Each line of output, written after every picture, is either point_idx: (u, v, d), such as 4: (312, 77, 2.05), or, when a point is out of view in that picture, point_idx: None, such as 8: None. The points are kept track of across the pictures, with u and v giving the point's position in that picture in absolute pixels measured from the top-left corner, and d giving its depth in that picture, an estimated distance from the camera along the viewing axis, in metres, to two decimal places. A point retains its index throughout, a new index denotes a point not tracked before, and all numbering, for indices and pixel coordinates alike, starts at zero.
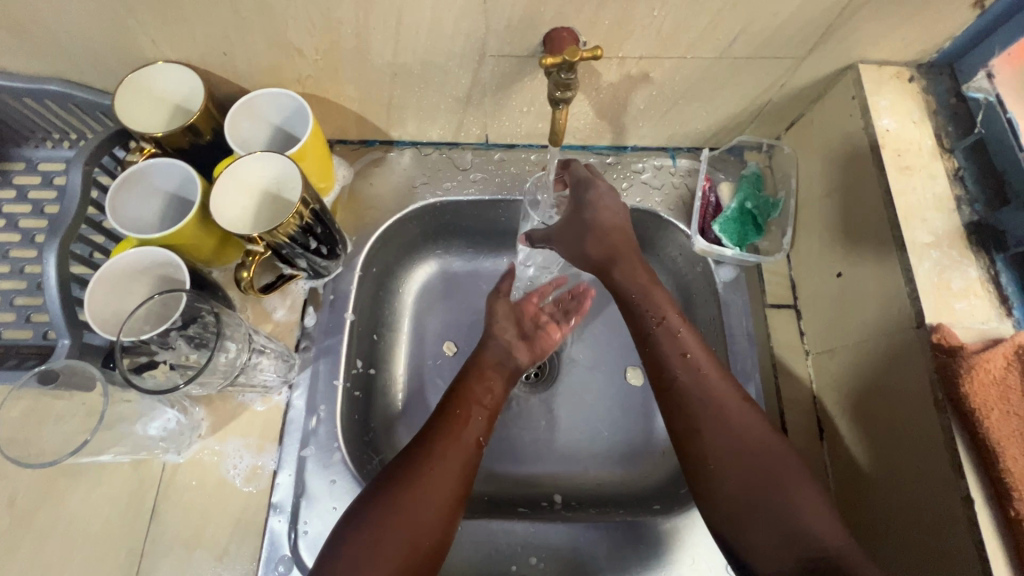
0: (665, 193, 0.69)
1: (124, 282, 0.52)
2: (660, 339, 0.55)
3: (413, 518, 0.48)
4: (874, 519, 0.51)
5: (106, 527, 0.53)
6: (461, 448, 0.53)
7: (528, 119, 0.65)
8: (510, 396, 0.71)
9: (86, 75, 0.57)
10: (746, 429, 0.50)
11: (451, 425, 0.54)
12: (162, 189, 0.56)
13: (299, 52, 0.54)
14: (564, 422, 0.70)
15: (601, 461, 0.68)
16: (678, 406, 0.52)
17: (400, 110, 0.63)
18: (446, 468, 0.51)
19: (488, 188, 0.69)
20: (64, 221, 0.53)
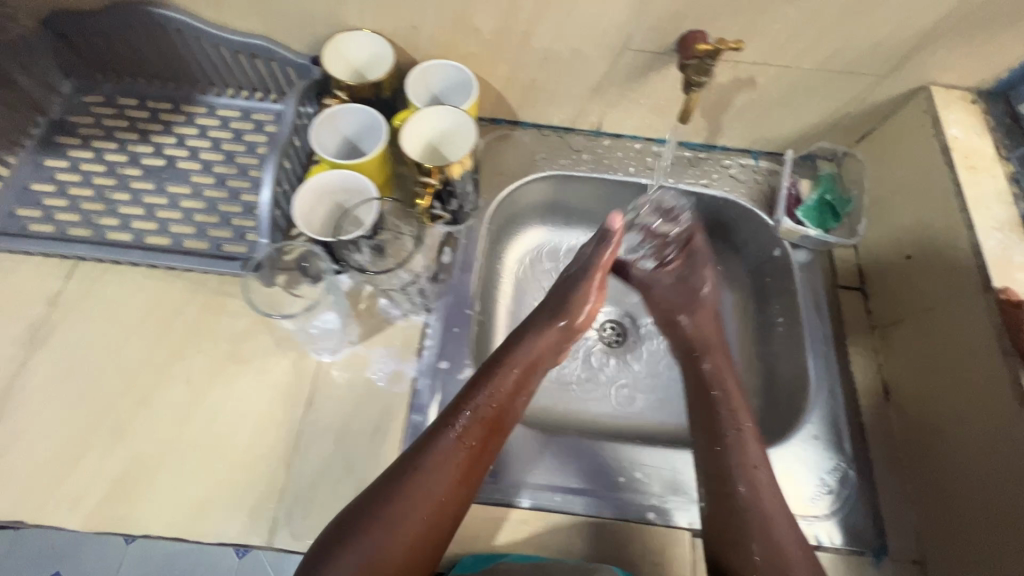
0: (749, 187, 0.80)
1: (317, 198, 0.62)
2: (731, 448, 0.59)
3: (387, 544, 0.49)
4: (941, 464, 0.59)
5: (268, 409, 0.61)
6: (440, 487, 0.52)
7: (641, 111, 0.76)
8: (597, 353, 0.83)
9: (290, 34, 0.69)
10: (774, 531, 0.55)
11: (432, 449, 0.54)
12: (349, 128, 0.68)
13: (475, 30, 0.66)
14: (641, 379, 0.82)
15: (675, 411, 0.79)
16: (722, 497, 0.57)
17: (537, 92, 0.75)
18: (421, 503, 0.51)
19: (597, 168, 0.80)
20: (279, 141, 0.63)
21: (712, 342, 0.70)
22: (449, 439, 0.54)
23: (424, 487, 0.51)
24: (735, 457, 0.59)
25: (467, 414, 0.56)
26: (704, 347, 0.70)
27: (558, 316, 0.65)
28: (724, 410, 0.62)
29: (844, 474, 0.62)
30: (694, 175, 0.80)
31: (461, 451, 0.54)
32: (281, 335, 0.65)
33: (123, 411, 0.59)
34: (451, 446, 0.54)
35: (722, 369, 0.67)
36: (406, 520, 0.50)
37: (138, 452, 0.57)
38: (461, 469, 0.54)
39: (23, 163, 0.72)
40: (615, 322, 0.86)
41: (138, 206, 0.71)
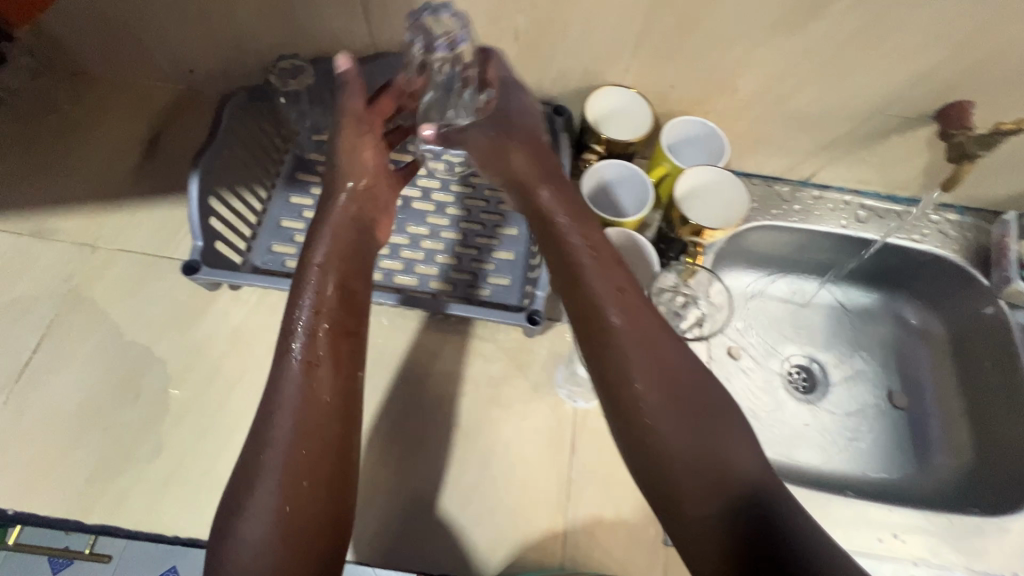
0: (961, 243, 0.80)
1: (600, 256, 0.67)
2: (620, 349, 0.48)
3: (265, 490, 0.47)
4: None
5: (536, 452, 0.64)
6: (318, 416, 0.50)
7: (862, 166, 0.78)
8: (790, 398, 0.85)
9: (541, 85, 0.71)
10: (687, 464, 0.44)
11: (276, 383, 0.51)
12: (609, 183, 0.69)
13: (731, 91, 0.68)
14: (833, 427, 0.84)
15: (875, 462, 0.81)
16: (644, 430, 0.46)
17: (761, 146, 0.77)
18: (280, 433, 0.49)
19: (808, 220, 0.81)
20: None
21: (586, 258, 0.53)
22: (295, 371, 0.52)
23: (300, 403, 0.50)
24: (636, 382, 0.47)
25: (322, 329, 0.54)
26: (577, 271, 0.53)
27: (346, 178, 0.64)
28: (632, 327, 0.49)
29: None
30: (905, 229, 0.81)
31: (296, 369, 0.51)
32: (535, 380, 0.67)
33: (403, 451, 0.63)
34: (303, 379, 0.51)
35: (624, 285, 0.52)
36: (271, 453, 0.49)
37: (423, 492, 0.61)
38: (327, 396, 0.52)
39: (274, 199, 0.75)
40: (801, 368, 0.87)
41: (383, 245, 0.74)
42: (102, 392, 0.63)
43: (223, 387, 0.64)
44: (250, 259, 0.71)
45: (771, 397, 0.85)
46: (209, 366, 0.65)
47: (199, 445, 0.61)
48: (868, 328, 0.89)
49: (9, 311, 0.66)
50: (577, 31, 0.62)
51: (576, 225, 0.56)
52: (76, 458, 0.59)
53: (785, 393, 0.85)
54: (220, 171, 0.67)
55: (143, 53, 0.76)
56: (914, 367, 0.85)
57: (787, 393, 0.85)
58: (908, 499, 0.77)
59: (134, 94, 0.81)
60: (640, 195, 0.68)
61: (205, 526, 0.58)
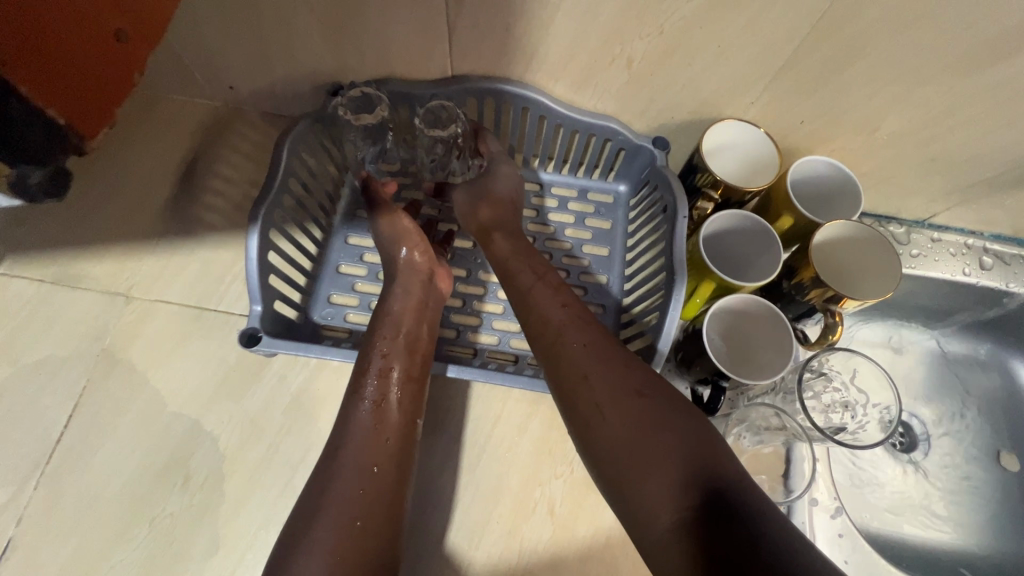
0: None
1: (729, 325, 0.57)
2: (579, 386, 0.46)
3: (320, 528, 0.41)
4: None
5: None
6: (380, 450, 0.46)
7: (996, 209, 0.69)
8: (889, 459, 0.77)
9: (644, 116, 0.62)
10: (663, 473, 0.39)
11: (343, 423, 0.48)
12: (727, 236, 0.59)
13: (872, 130, 0.58)
14: (939, 494, 0.76)
15: (988, 535, 0.73)
16: (615, 460, 0.42)
17: (886, 185, 0.67)
18: (349, 475, 0.44)
19: (924, 266, 0.73)
20: (676, 259, 0.56)
21: (556, 312, 0.51)
22: (364, 412, 0.48)
23: (367, 439, 0.46)
24: (602, 415, 0.44)
25: (395, 371, 0.51)
26: (552, 322, 0.51)
27: (400, 247, 0.61)
28: (597, 359, 0.47)
29: None
30: None
31: (364, 408, 0.48)
32: None
33: (492, 545, 0.55)
34: (373, 416, 0.48)
35: (592, 337, 0.49)
36: (340, 486, 0.43)
37: None
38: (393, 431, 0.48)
39: (330, 240, 0.66)
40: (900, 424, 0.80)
41: (456, 295, 0.65)
42: (150, 475, 0.54)
43: (285, 468, 0.56)
44: (307, 314, 0.62)
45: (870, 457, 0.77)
46: (267, 441, 0.57)
47: (261, 538, 0.53)
48: (976, 381, 0.81)
49: (38, 374, 0.58)
50: (706, 61, 0.52)
51: (547, 286, 0.54)
52: (123, 555, 0.52)
53: (884, 453, 0.78)
54: (279, 214, 0.58)
55: (179, 68, 0.66)
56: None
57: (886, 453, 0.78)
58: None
59: (168, 112, 0.71)
60: (763, 253, 0.58)
61: None
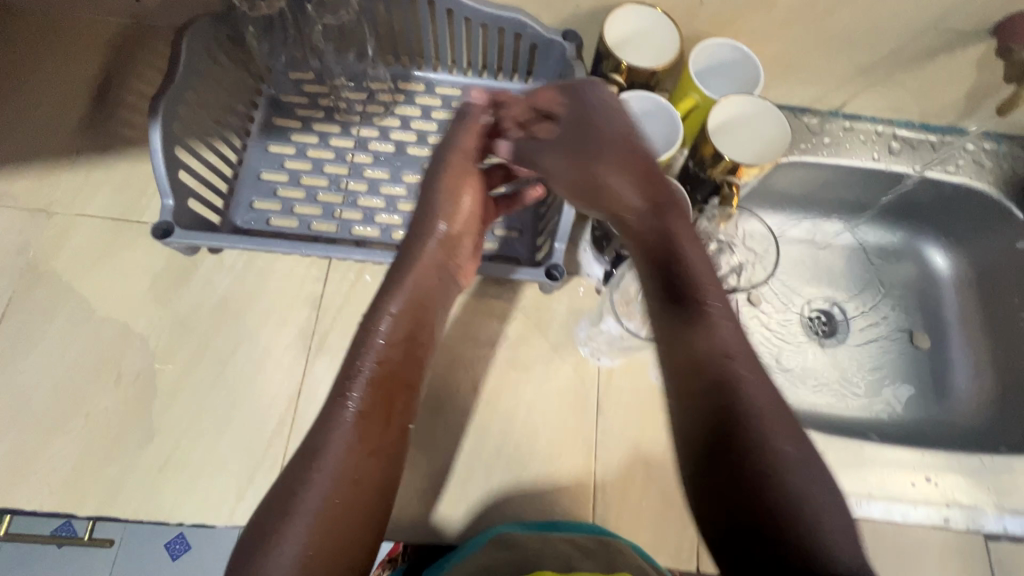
0: (997, 173, 0.75)
1: None
2: (699, 338, 0.40)
3: (299, 520, 0.38)
4: None
5: (560, 415, 0.60)
6: (359, 461, 0.41)
7: (899, 92, 0.71)
8: (810, 343, 0.81)
9: (552, 6, 0.62)
10: (733, 453, 0.36)
11: (326, 424, 0.43)
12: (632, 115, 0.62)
13: (769, 7, 0.60)
14: (855, 373, 0.80)
15: (899, 407, 0.78)
16: (705, 443, 0.37)
17: (793, 72, 0.69)
18: (318, 483, 0.40)
19: (838, 154, 0.75)
20: None
21: (701, 274, 0.43)
22: (348, 417, 0.43)
23: (349, 444, 0.42)
24: (705, 387, 0.38)
25: (377, 370, 0.46)
26: (693, 286, 0.43)
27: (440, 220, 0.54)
28: (738, 336, 0.40)
29: None
30: (938, 161, 0.76)
31: (349, 415, 0.43)
32: (555, 340, 0.63)
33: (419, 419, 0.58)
34: (356, 424, 0.43)
35: (721, 307, 0.41)
36: (312, 496, 0.39)
37: (443, 461, 0.58)
38: (373, 443, 0.43)
39: (251, 150, 0.67)
40: (823, 311, 0.83)
41: (378, 197, 0.66)
42: (81, 375, 0.56)
43: (215, 363, 0.58)
44: (229, 219, 0.64)
45: (791, 343, 0.82)
46: (198, 338, 0.59)
47: (196, 425, 0.56)
48: (893, 265, 0.84)
49: None
50: None
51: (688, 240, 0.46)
52: (61, 447, 0.54)
53: (805, 337, 0.82)
54: (188, 117, 0.59)
55: None
56: (938, 301, 0.82)
57: (807, 337, 0.82)
58: (933, 439, 0.75)
59: (73, 29, 0.70)
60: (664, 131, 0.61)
61: (213, 513, 0.53)
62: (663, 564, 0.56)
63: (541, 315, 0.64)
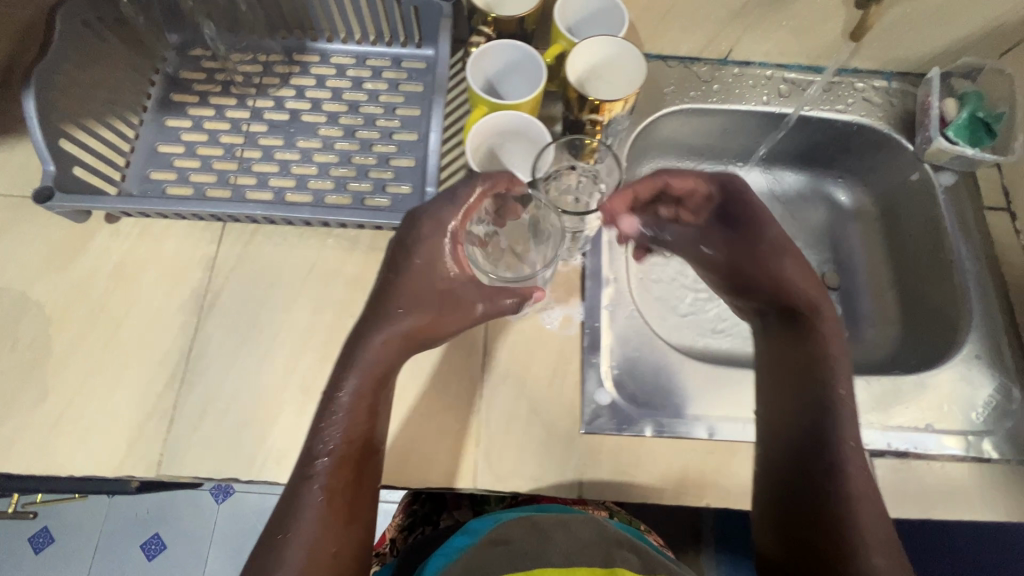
0: (885, 110, 0.77)
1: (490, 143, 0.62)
2: (847, 409, 0.52)
3: (291, 549, 0.44)
4: None
5: (447, 359, 0.61)
6: (337, 481, 0.47)
7: (781, 34, 0.73)
8: None
9: None
10: (863, 485, 0.49)
11: (309, 458, 0.48)
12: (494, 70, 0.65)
13: None
14: None
15: None
16: (800, 463, 0.51)
17: (672, 19, 0.71)
18: (309, 512, 0.45)
19: (730, 99, 0.77)
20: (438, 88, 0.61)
21: (836, 350, 0.55)
22: (330, 448, 0.47)
23: (331, 476, 0.47)
24: (850, 440, 0.50)
25: (359, 409, 0.49)
26: (827, 359, 0.54)
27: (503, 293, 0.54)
28: (846, 404, 0.52)
29: (1010, 390, 0.64)
30: (829, 101, 0.78)
31: (324, 451, 0.47)
32: None
33: (308, 368, 0.60)
34: (335, 458, 0.47)
35: (839, 367, 0.54)
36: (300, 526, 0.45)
37: None
38: (344, 471, 0.47)
39: (148, 124, 0.69)
40: None
41: (272, 163, 0.69)
42: None
43: (110, 326, 0.60)
44: (125, 189, 0.66)
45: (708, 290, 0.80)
46: (93, 302, 0.61)
47: (90, 385, 0.58)
48: (800, 209, 0.86)
49: None
50: None
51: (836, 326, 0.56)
52: None
53: None
54: (72, 92, 0.61)
55: None
56: (841, 239, 0.84)
57: None
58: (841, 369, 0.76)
59: None
60: (529, 70, 0.63)
61: (105, 464, 0.55)
62: (548, 494, 0.57)
63: None
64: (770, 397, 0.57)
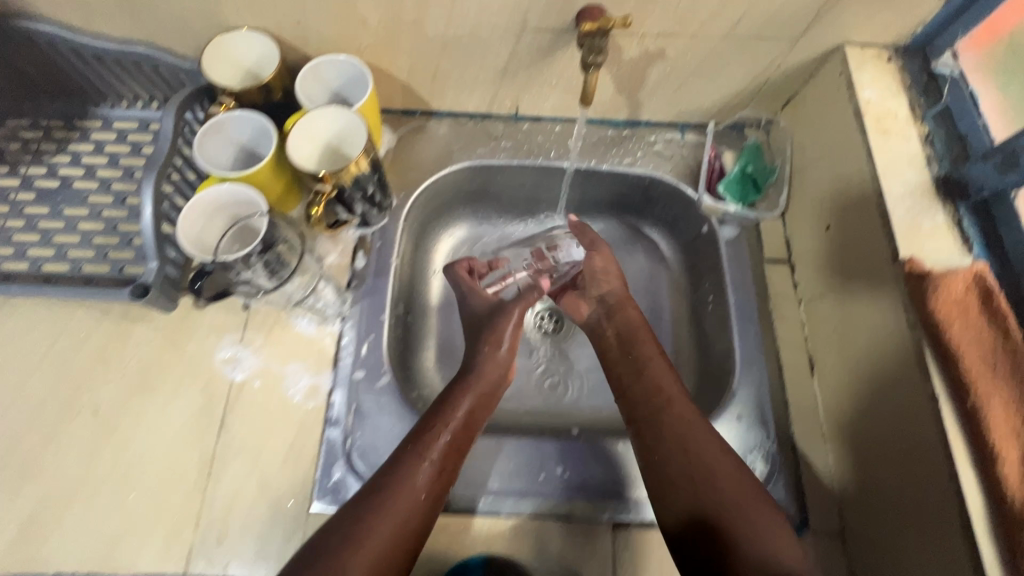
0: (675, 162, 0.77)
1: (208, 215, 0.58)
2: (701, 449, 0.55)
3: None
4: (858, 444, 0.59)
5: (182, 435, 0.60)
6: (417, 491, 0.51)
7: (556, 92, 0.73)
8: (530, 345, 0.80)
9: (170, 38, 0.65)
10: (786, 548, 0.48)
11: (406, 471, 0.52)
12: (238, 140, 0.64)
13: (363, 22, 0.62)
14: (577, 371, 0.78)
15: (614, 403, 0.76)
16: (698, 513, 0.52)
17: (444, 80, 0.71)
18: (393, 513, 0.49)
19: (518, 154, 0.77)
20: (159, 159, 0.58)
21: (673, 387, 0.60)
22: (426, 465, 0.53)
23: (410, 491, 0.51)
24: (719, 474, 0.53)
25: (452, 425, 0.56)
26: (664, 394, 0.59)
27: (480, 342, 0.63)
28: (711, 446, 0.55)
29: (768, 453, 0.62)
30: (619, 153, 0.77)
31: (423, 472, 0.52)
32: (192, 357, 0.63)
33: (33, 447, 0.58)
34: (429, 472, 0.52)
35: (683, 409, 0.58)
36: (375, 530, 0.48)
37: (47, 489, 0.57)
38: (427, 487, 0.52)
39: None
40: (551, 311, 0.82)
41: (33, 232, 0.68)
42: None
43: None
44: None
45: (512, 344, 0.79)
46: None
47: None
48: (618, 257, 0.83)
49: None
50: None
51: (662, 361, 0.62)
52: None
53: (525, 339, 0.80)
54: None
55: None
56: (653, 288, 0.81)
57: (528, 340, 0.80)
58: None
59: None
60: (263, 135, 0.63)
61: None
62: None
63: (183, 336, 0.64)
64: (653, 451, 0.57)
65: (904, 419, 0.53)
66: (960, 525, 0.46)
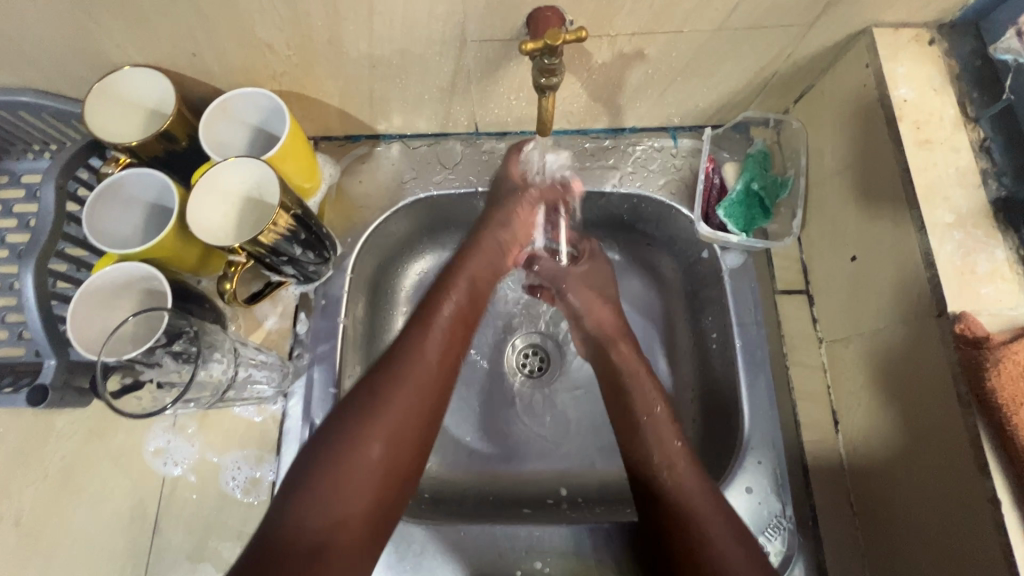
0: (667, 176, 0.65)
1: (107, 298, 0.51)
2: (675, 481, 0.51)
3: (359, 461, 0.44)
4: (894, 534, 0.48)
5: (111, 544, 0.53)
6: (425, 375, 0.49)
7: (519, 105, 0.61)
8: (514, 392, 0.70)
9: (53, 82, 0.54)
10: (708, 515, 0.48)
11: (411, 344, 0.50)
12: (142, 200, 0.54)
13: (270, 47, 0.51)
14: (566, 417, 0.69)
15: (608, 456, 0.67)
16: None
17: (384, 102, 0.60)
18: (404, 394, 0.47)
19: (481, 179, 0.66)
20: (40, 238, 0.51)
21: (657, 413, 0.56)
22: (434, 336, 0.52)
23: (421, 364, 0.49)
24: (700, 519, 0.48)
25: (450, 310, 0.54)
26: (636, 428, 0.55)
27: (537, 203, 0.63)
28: (689, 467, 0.52)
29: (785, 534, 0.52)
30: (599, 170, 0.65)
31: (434, 337, 0.51)
32: (118, 452, 0.56)
33: None
34: (437, 345, 0.51)
35: (673, 439, 0.54)
36: (385, 412, 0.46)
37: None
38: (440, 358, 0.51)
39: None
40: (535, 348, 0.72)
41: None
42: None
43: None
44: None
45: (492, 391, 0.70)
46: None
47: None
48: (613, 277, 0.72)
49: None
50: None
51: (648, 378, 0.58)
52: None
53: (505, 386, 0.70)
54: None
55: None
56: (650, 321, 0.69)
57: (509, 386, 0.70)
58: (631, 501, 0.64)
59: None
60: (163, 191, 0.53)
61: None
62: None
63: (107, 428, 0.56)
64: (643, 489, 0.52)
65: (884, 373, 0.50)
66: (959, 480, 0.42)
